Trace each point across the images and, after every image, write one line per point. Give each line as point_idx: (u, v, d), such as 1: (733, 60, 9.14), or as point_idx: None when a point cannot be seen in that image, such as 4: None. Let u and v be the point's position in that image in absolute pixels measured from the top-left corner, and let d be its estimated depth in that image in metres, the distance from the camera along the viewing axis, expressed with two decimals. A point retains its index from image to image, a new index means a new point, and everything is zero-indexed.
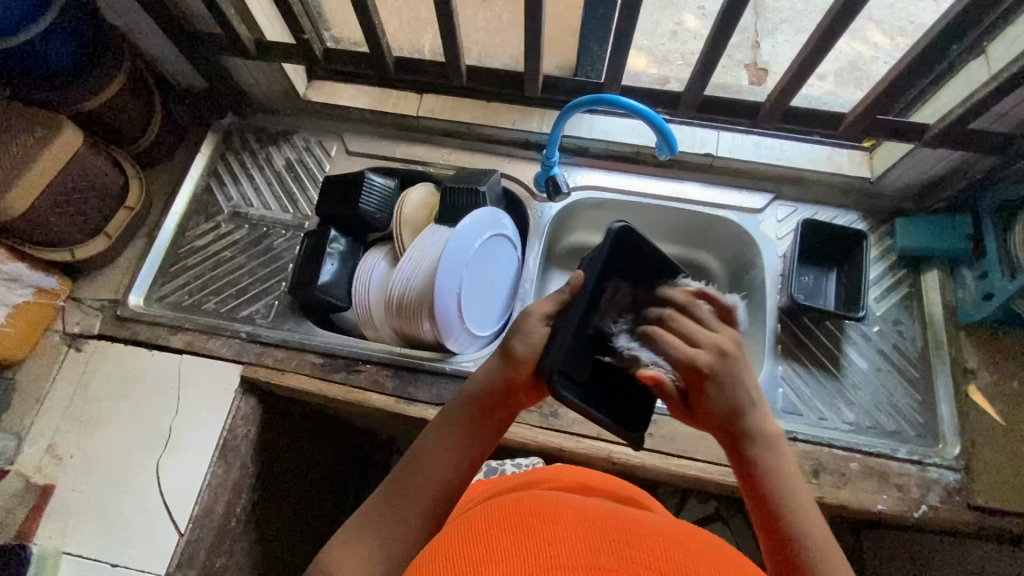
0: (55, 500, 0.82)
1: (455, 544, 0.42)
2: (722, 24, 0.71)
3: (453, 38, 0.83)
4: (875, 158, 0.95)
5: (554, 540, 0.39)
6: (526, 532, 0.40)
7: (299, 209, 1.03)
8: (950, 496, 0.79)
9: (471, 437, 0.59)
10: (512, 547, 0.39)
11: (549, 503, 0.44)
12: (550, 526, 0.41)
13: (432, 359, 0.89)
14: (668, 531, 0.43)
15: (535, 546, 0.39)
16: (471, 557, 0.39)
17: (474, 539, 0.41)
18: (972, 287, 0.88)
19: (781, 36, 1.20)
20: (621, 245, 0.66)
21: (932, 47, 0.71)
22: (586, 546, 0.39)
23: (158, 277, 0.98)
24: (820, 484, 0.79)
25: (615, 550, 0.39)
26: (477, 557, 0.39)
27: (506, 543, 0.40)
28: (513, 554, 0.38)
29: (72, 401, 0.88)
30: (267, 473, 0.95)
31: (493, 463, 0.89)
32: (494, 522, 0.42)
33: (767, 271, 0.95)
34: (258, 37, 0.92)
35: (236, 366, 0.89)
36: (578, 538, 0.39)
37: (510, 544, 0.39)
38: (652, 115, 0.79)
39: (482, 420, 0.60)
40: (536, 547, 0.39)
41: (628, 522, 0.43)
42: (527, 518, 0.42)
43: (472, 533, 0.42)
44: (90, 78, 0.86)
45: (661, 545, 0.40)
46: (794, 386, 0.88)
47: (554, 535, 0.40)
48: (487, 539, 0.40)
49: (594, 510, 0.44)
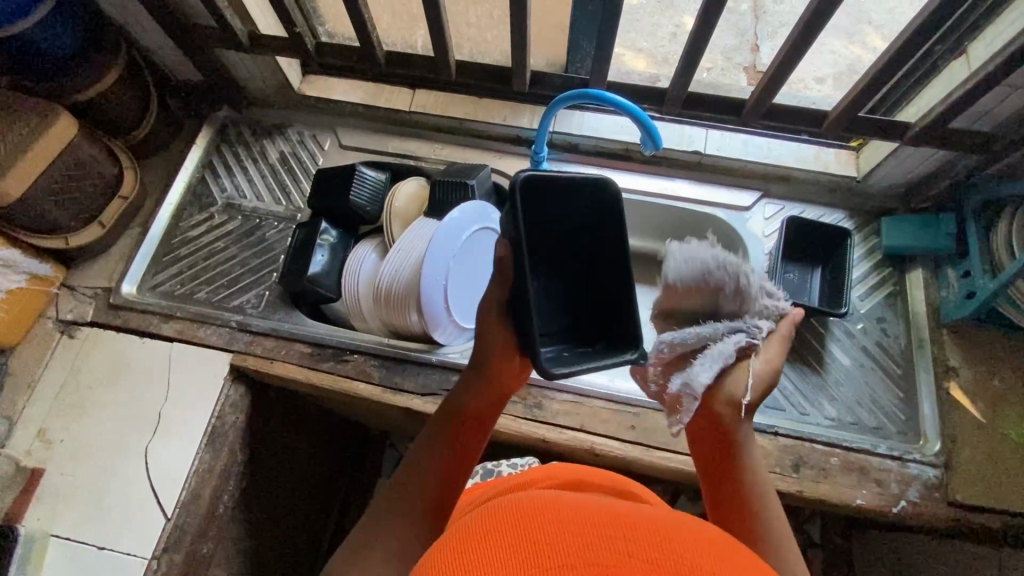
0: (45, 484, 0.83)
1: (453, 543, 0.40)
2: (704, 21, 0.72)
3: (442, 33, 0.84)
4: (861, 157, 0.96)
5: (552, 539, 0.37)
6: (524, 526, 0.38)
7: (291, 201, 1.04)
8: (929, 492, 0.79)
9: (466, 437, 0.62)
10: (510, 545, 0.37)
11: (549, 497, 0.42)
12: (547, 519, 0.38)
13: (419, 350, 0.90)
14: (675, 523, 0.40)
15: (532, 548, 0.36)
16: (468, 557, 0.37)
17: (470, 540, 0.39)
18: (955, 286, 0.88)
19: (780, 39, 1.20)
20: (536, 198, 0.61)
21: (910, 46, 0.71)
22: (586, 543, 0.36)
23: (151, 266, 0.99)
24: (800, 478, 0.80)
25: (615, 546, 0.36)
26: (473, 555, 0.37)
27: (504, 540, 0.38)
28: (510, 554, 0.36)
29: (63, 388, 0.89)
30: (256, 462, 0.96)
31: (487, 464, 0.90)
32: (492, 517, 0.40)
33: (753, 268, 0.96)
34: (252, 30, 0.93)
35: (226, 354, 0.91)
36: (576, 534, 0.37)
37: (507, 541, 0.37)
38: (638, 111, 0.80)
39: (474, 421, 0.63)
40: (533, 545, 0.37)
41: (631, 515, 0.41)
42: (524, 512, 0.40)
43: (469, 531, 0.40)
44: (86, 69, 0.88)
45: (665, 537, 0.37)
46: (778, 381, 0.88)
47: (551, 533, 0.37)
48: (486, 536, 0.38)
49: (597, 506, 0.42)
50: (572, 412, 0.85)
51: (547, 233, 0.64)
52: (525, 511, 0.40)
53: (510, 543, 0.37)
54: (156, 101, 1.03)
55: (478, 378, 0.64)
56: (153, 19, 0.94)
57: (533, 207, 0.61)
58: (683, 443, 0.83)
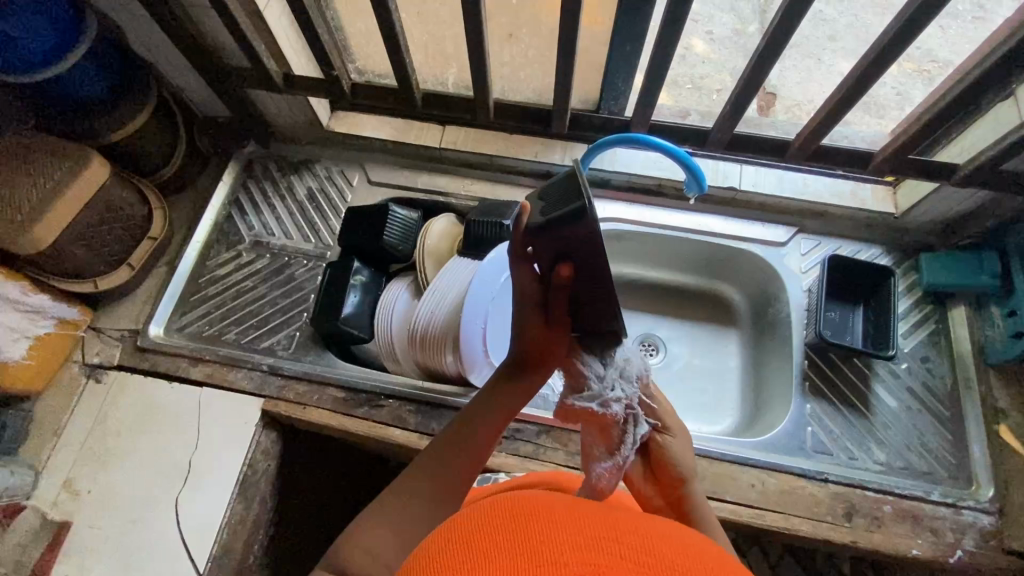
0: (73, 537, 0.81)
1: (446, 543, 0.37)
2: (758, 63, 0.71)
3: (482, 73, 0.83)
4: (899, 193, 0.96)
5: (546, 537, 0.34)
6: (518, 524, 0.36)
7: (321, 239, 1.03)
8: (985, 541, 0.77)
9: (485, 442, 0.57)
10: (506, 542, 0.35)
11: (542, 504, 0.39)
12: (542, 520, 0.36)
13: (455, 394, 0.88)
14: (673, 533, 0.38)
15: (524, 543, 0.34)
16: (465, 557, 0.34)
17: (470, 532, 0.37)
18: (1000, 325, 0.87)
19: (790, 61, 1.15)
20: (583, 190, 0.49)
21: (967, 94, 0.70)
22: (580, 545, 0.33)
23: (178, 307, 0.97)
24: (853, 527, 0.78)
25: (607, 545, 0.34)
26: (470, 552, 0.34)
27: (498, 537, 0.35)
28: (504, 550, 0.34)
29: (90, 435, 0.87)
30: (286, 508, 0.93)
31: None
32: (487, 516, 0.38)
33: (792, 305, 0.94)
34: (286, 71, 0.92)
35: (258, 399, 0.89)
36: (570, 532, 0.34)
37: (500, 538, 0.35)
38: (680, 152, 0.79)
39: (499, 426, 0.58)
40: (527, 542, 0.34)
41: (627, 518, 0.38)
42: (520, 515, 0.37)
43: (465, 528, 0.37)
44: (118, 111, 0.87)
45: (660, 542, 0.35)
46: (824, 425, 0.86)
47: (544, 531, 0.35)
48: (480, 535, 0.36)
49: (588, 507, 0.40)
50: None
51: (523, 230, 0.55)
52: (521, 513, 0.38)
53: (504, 541, 0.35)
54: (184, 139, 1.02)
55: (501, 376, 0.59)
56: (183, 58, 0.93)
57: (571, 194, 0.49)
58: (730, 490, 0.80)
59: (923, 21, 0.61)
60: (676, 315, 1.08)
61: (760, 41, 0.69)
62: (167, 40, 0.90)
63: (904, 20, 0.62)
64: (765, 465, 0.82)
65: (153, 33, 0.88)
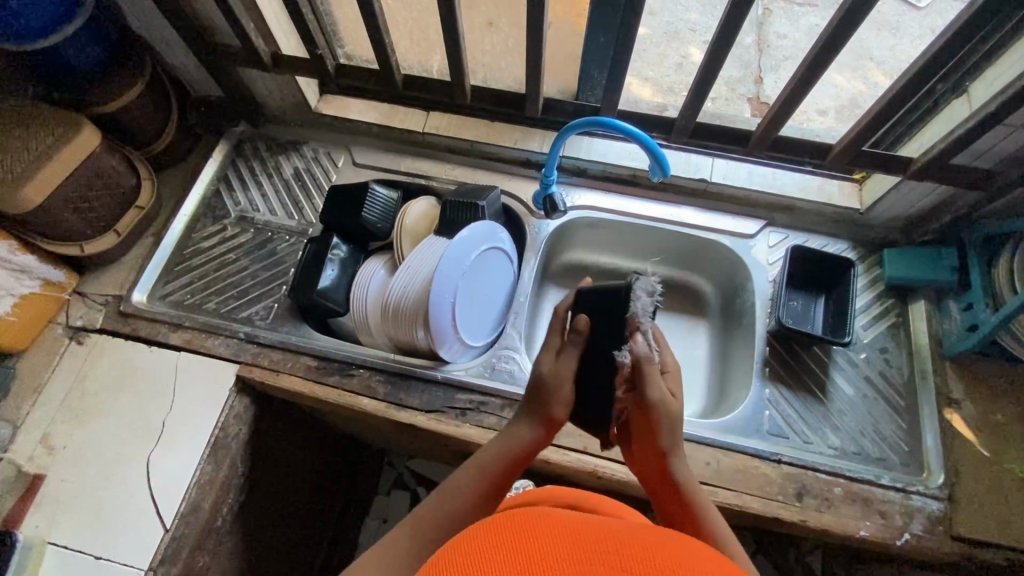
0: (46, 489, 0.83)
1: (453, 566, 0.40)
2: (716, 49, 0.75)
3: (457, 56, 0.86)
4: (863, 190, 0.98)
5: (545, 556, 0.37)
6: (513, 546, 0.39)
7: (304, 216, 1.06)
8: (933, 526, 0.79)
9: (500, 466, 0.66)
10: (507, 560, 0.38)
11: (538, 520, 0.43)
12: (541, 538, 0.39)
13: (425, 366, 0.91)
14: (662, 535, 0.41)
15: (526, 563, 0.37)
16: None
17: (471, 555, 0.40)
18: (958, 319, 0.89)
19: (783, 72, 1.17)
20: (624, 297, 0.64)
21: (909, 86, 0.74)
22: (576, 557, 0.37)
23: (162, 276, 1.00)
24: (803, 507, 0.80)
25: (603, 558, 0.37)
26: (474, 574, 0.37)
27: (498, 557, 0.38)
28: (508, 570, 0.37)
29: (69, 394, 0.89)
30: (256, 474, 0.95)
31: None
32: (486, 540, 0.41)
33: (756, 294, 0.97)
34: (274, 51, 0.96)
35: (232, 364, 0.91)
36: (570, 551, 0.37)
37: (499, 558, 0.38)
38: (647, 139, 0.82)
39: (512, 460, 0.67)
40: (528, 560, 0.37)
41: (618, 530, 0.41)
42: (519, 534, 0.40)
43: (464, 552, 0.40)
44: (112, 83, 0.90)
45: (652, 548, 0.38)
46: (782, 408, 0.89)
47: (542, 551, 0.38)
48: (479, 558, 0.39)
49: (583, 522, 0.43)
50: (575, 433, 0.85)
51: (602, 325, 0.66)
52: (515, 533, 0.41)
53: (505, 563, 0.38)
54: (176, 115, 1.05)
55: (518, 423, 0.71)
56: (176, 33, 0.97)
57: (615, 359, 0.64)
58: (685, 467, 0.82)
59: (865, 6, 0.65)
60: (677, 313, 1.11)
61: (716, 29, 0.73)
62: (161, 17, 0.94)
63: (845, 10, 0.66)
64: (721, 445, 0.84)
65: (148, 10, 0.93)
